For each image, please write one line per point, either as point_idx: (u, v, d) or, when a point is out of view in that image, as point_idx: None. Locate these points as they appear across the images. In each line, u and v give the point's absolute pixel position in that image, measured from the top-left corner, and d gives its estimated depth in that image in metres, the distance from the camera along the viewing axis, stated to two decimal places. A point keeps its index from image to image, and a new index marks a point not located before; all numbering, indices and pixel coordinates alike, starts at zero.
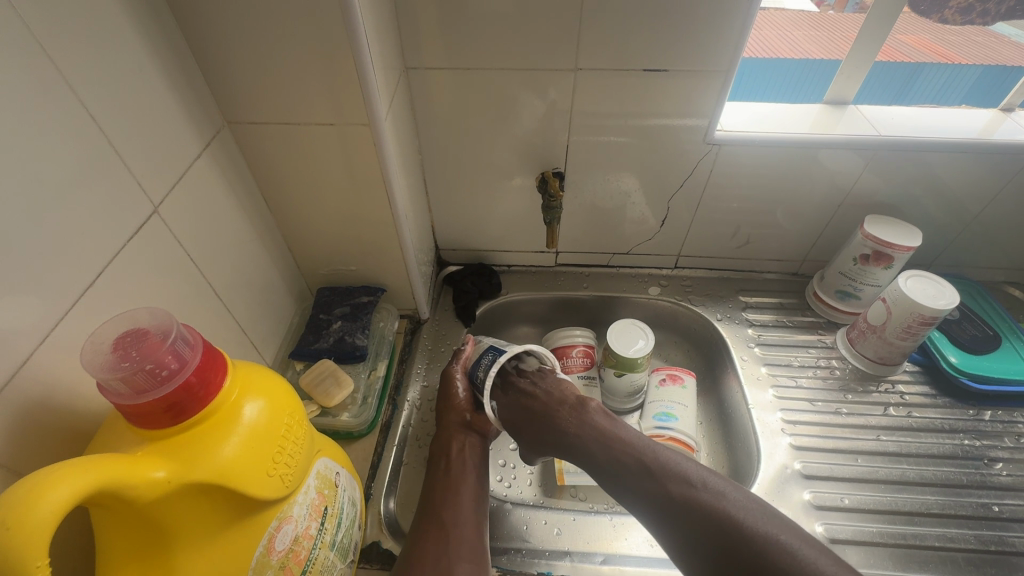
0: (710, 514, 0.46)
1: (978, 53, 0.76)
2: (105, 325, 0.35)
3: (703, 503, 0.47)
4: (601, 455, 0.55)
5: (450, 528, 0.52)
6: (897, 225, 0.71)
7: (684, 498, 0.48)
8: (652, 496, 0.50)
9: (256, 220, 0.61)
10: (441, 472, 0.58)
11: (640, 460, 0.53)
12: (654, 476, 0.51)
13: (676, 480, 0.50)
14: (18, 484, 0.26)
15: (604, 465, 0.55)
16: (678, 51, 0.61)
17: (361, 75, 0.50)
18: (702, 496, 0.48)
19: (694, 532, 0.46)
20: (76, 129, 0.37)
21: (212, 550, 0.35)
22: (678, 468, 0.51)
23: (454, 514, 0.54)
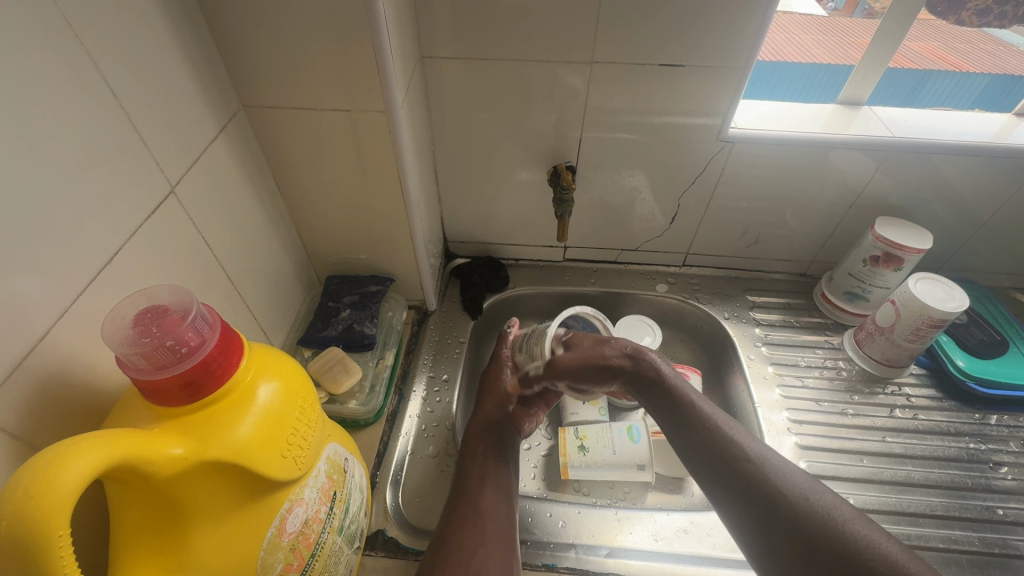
0: (793, 499, 0.43)
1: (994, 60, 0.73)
2: (124, 301, 0.35)
3: (762, 475, 0.46)
4: (678, 409, 0.53)
5: (487, 519, 0.53)
6: (909, 227, 0.70)
7: (766, 479, 0.45)
8: (728, 466, 0.48)
9: (268, 206, 0.61)
10: (478, 460, 0.59)
11: (719, 429, 0.50)
12: (733, 446, 0.49)
13: (758, 461, 0.47)
14: (41, 455, 0.26)
15: (676, 416, 0.53)
16: (695, 46, 0.61)
17: (379, 62, 0.50)
18: (787, 481, 0.45)
19: (770, 514, 0.44)
20: (97, 106, 0.37)
21: (226, 529, 0.35)
22: (759, 449, 0.48)
23: (492, 506, 0.55)
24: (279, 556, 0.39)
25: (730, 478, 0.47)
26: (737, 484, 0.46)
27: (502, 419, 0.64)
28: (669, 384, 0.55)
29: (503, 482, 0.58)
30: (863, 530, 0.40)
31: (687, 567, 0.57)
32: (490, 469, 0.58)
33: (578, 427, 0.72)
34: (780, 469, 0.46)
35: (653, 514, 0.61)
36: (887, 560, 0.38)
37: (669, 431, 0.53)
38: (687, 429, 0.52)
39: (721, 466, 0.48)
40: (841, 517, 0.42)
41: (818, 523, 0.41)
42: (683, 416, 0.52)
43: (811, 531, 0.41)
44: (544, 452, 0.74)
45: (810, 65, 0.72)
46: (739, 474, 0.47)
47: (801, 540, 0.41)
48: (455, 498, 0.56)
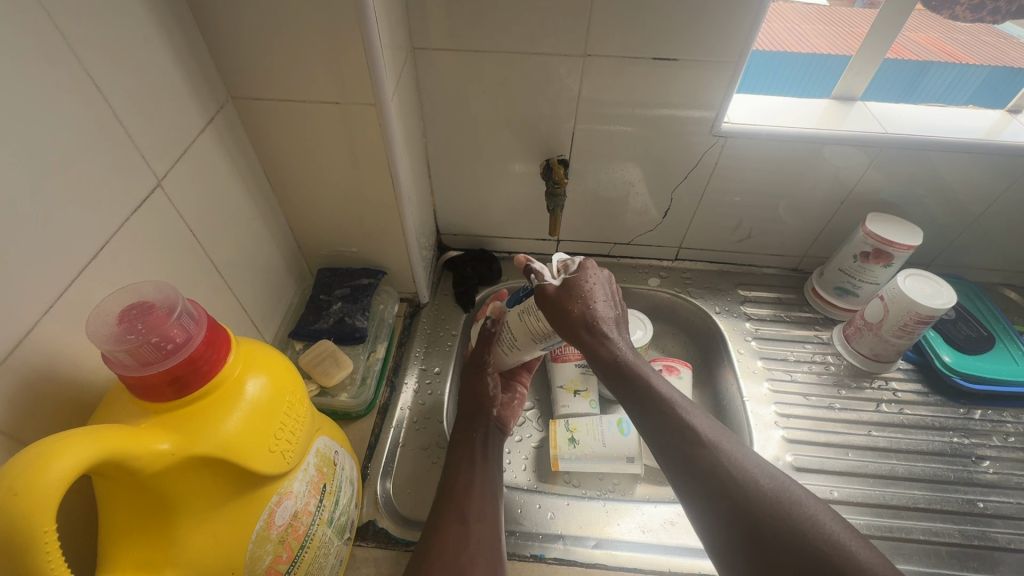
0: (744, 486, 0.44)
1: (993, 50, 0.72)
2: (110, 297, 0.35)
3: (714, 461, 0.46)
4: (640, 393, 0.52)
5: (472, 522, 0.53)
6: (899, 223, 0.71)
7: (719, 468, 0.45)
8: (684, 452, 0.47)
9: (258, 198, 0.61)
10: (464, 463, 0.59)
11: (677, 413, 0.50)
12: (690, 432, 0.48)
13: (712, 445, 0.47)
14: (25, 451, 0.26)
15: (642, 407, 0.52)
16: (688, 40, 0.61)
17: (369, 54, 0.49)
18: (740, 466, 0.45)
19: (722, 502, 0.44)
20: (81, 98, 0.37)
21: (215, 521, 0.35)
22: (714, 433, 0.48)
23: (476, 509, 0.55)
24: (268, 548, 0.39)
25: (686, 466, 0.47)
26: (693, 471, 0.46)
27: (486, 423, 0.64)
28: (637, 373, 0.53)
29: (488, 486, 0.58)
30: (810, 513, 0.41)
31: (673, 558, 0.58)
32: (475, 474, 0.58)
33: (568, 420, 0.72)
34: (733, 454, 0.46)
35: (641, 506, 0.62)
36: (832, 541, 0.39)
37: (638, 420, 0.52)
38: (649, 413, 0.51)
39: (679, 453, 0.48)
40: (790, 501, 0.42)
41: (768, 511, 0.42)
42: (646, 400, 0.52)
43: (764, 523, 0.41)
44: (535, 444, 0.75)
45: (808, 55, 0.70)
46: (694, 460, 0.46)
47: (753, 529, 0.42)
48: (440, 501, 0.56)
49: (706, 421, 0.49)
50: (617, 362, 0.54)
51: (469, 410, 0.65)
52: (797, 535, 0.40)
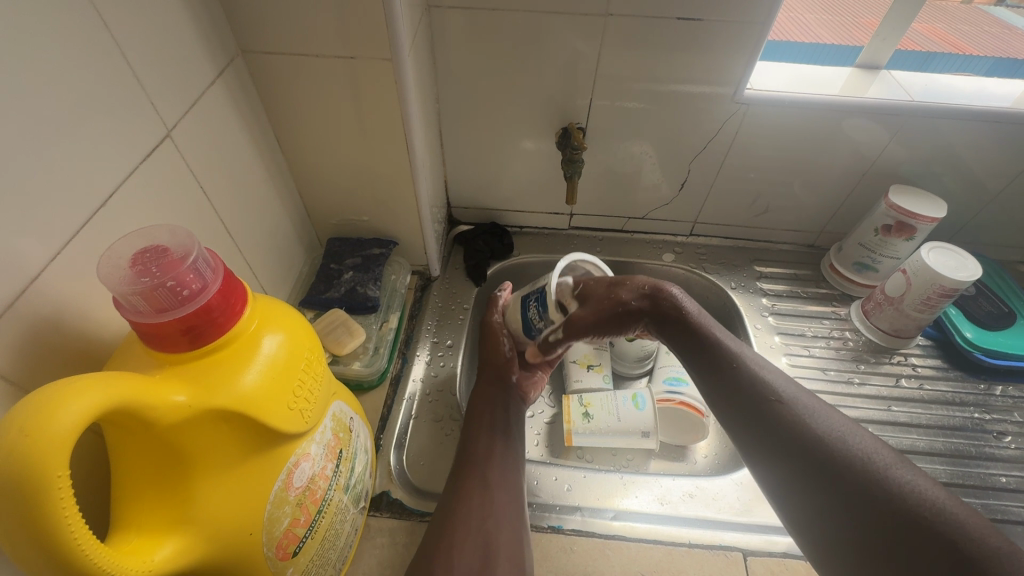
0: (824, 439, 0.44)
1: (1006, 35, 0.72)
2: (121, 241, 0.33)
3: (796, 417, 0.46)
4: (705, 353, 0.53)
5: (494, 489, 0.53)
6: (923, 195, 0.69)
7: (799, 422, 0.46)
8: (756, 405, 0.48)
9: (268, 160, 0.59)
10: (484, 429, 0.58)
11: (749, 370, 0.51)
12: (766, 387, 0.49)
13: (791, 402, 0.48)
14: (37, 394, 0.25)
15: (706, 363, 0.53)
16: (715, 0, 0.58)
17: (386, 4, 0.47)
18: (820, 420, 0.46)
19: (800, 454, 0.44)
20: (86, 34, 0.35)
21: (232, 480, 0.34)
22: (794, 391, 0.48)
23: (499, 476, 0.54)
24: (286, 510, 0.38)
25: (761, 419, 0.48)
26: (768, 424, 0.47)
27: (507, 390, 0.63)
28: (700, 327, 0.54)
29: (510, 454, 0.57)
30: (896, 471, 0.41)
31: (693, 530, 0.57)
32: (497, 441, 0.58)
33: (583, 394, 0.71)
34: (812, 410, 0.47)
35: (659, 479, 0.61)
36: (924, 494, 0.38)
37: (699, 374, 0.53)
38: (715, 369, 0.52)
39: (754, 408, 0.49)
40: (874, 459, 0.42)
41: (850, 459, 0.42)
42: (711, 358, 0.53)
43: (850, 477, 0.41)
44: (548, 419, 0.74)
45: (814, 43, 0.71)
46: (773, 414, 0.47)
47: (838, 482, 0.42)
48: (461, 468, 0.55)
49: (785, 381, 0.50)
50: (681, 318, 0.55)
51: (490, 377, 0.64)
52: (878, 483, 0.40)
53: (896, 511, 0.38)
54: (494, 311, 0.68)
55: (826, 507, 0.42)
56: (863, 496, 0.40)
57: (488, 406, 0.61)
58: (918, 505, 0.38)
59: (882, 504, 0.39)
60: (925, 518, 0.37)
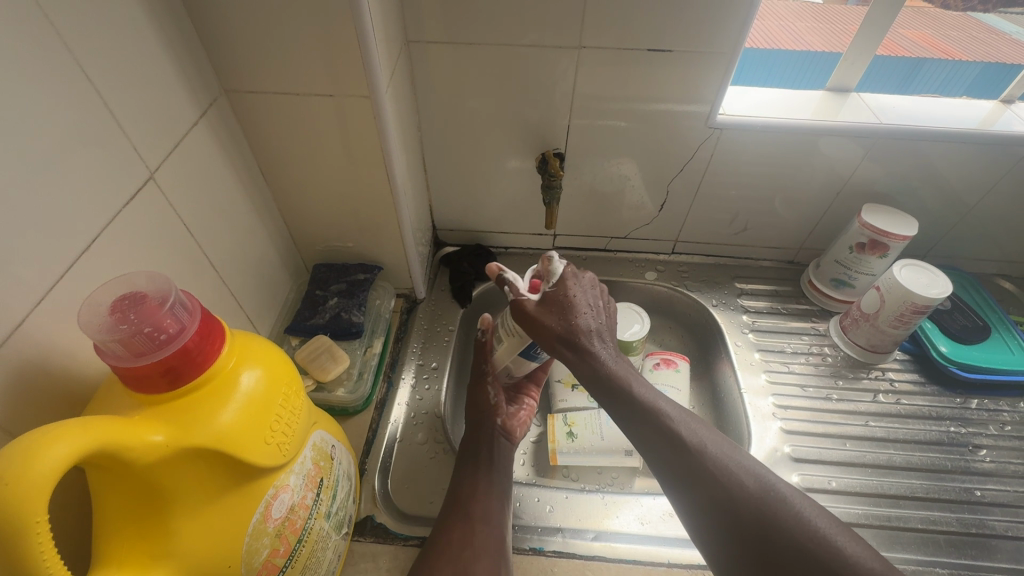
0: (732, 487, 0.45)
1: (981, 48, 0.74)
2: (102, 287, 0.34)
3: (705, 463, 0.47)
4: (629, 404, 0.52)
5: (477, 521, 0.54)
6: (893, 214, 0.71)
7: (711, 472, 0.46)
8: (669, 454, 0.48)
9: (252, 193, 0.60)
10: (469, 468, 0.59)
11: (664, 420, 0.50)
12: (678, 435, 0.49)
13: (702, 450, 0.48)
14: (17, 442, 0.26)
15: (626, 414, 0.52)
16: (682, 32, 0.61)
17: (362, 46, 0.49)
18: (727, 466, 0.46)
19: (714, 502, 0.45)
20: (71, 89, 0.37)
21: (210, 515, 0.35)
22: (703, 438, 0.49)
23: (481, 509, 0.55)
24: (265, 541, 0.39)
25: (675, 469, 0.48)
26: (681, 474, 0.47)
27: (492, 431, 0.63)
28: (621, 382, 0.53)
29: (495, 488, 0.58)
30: (797, 509, 0.43)
31: (672, 550, 0.58)
32: (480, 481, 0.58)
33: (567, 414, 0.72)
34: (720, 455, 0.47)
35: (640, 498, 0.62)
36: (818, 537, 0.41)
37: (623, 425, 0.53)
38: (636, 421, 0.51)
39: (671, 457, 0.48)
40: (777, 500, 0.44)
41: (755, 507, 0.44)
42: (633, 410, 0.51)
43: (754, 523, 0.43)
44: (533, 439, 0.75)
45: (804, 53, 0.72)
46: (686, 464, 0.47)
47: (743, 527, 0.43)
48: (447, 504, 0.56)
49: (696, 428, 0.50)
50: (606, 376, 0.53)
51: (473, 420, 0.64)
52: (780, 528, 0.42)
53: (797, 556, 0.41)
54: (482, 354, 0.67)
55: (735, 552, 0.44)
56: (768, 543, 0.42)
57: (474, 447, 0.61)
58: (817, 547, 0.41)
59: (783, 552, 0.41)
60: (819, 561, 0.40)
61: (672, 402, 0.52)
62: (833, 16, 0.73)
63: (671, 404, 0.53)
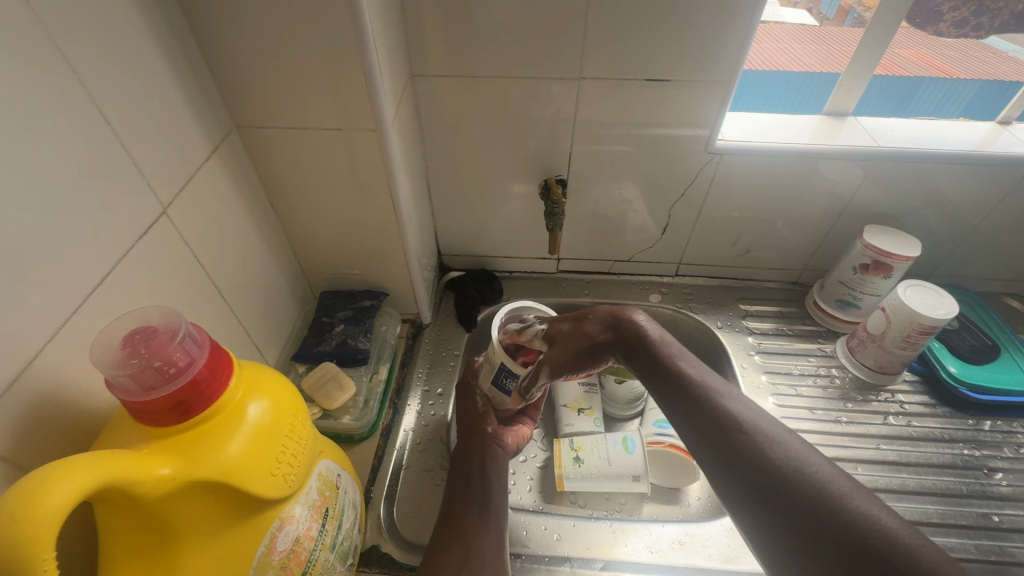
0: (783, 466, 0.41)
1: (983, 65, 0.73)
2: (113, 323, 0.35)
3: (756, 442, 0.43)
4: (674, 384, 0.51)
5: (472, 535, 0.52)
6: (895, 235, 0.71)
7: (755, 444, 0.43)
8: (717, 431, 0.46)
9: (261, 223, 0.62)
10: (461, 483, 0.59)
11: (715, 399, 0.48)
12: (726, 414, 0.46)
13: (753, 429, 0.44)
14: (26, 479, 0.26)
15: (671, 392, 0.51)
16: (679, 62, 0.62)
17: (368, 82, 0.51)
18: (778, 448, 0.42)
19: (765, 485, 0.41)
20: (88, 129, 0.38)
21: (215, 548, 0.35)
22: (757, 420, 0.45)
23: (475, 522, 0.54)
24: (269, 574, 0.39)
25: (722, 445, 0.44)
26: (728, 449, 0.44)
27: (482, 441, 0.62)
28: (664, 359, 0.53)
29: (485, 502, 0.56)
30: (857, 502, 0.37)
31: None
32: (473, 490, 0.57)
33: (573, 439, 0.72)
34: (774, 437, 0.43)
35: (648, 526, 0.61)
36: (885, 532, 0.35)
37: (667, 408, 0.51)
38: (681, 398, 0.50)
39: (718, 434, 0.45)
40: (832, 486, 0.38)
41: (810, 492, 0.38)
42: (679, 388, 0.50)
43: (810, 510, 0.38)
44: (540, 464, 0.74)
45: (801, 73, 0.72)
46: (731, 441, 0.44)
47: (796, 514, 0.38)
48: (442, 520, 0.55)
49: (764, 416, 0.46)
50: (648, 351, 0.55)
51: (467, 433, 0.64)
52: (838, 516, 0.36)
53: (875, 560, 0.34)
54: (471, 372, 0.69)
55: (788, 542, 0.38)
56: (825, 535, 0.36)
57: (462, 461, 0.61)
58: (876, 538, 0.34)
59: (843, 543, 0.35)
60: (884, 555, 0.34)
61: (725, 385, 0.50)
62: (829, 34, 0.73)
63: (725, 386, 0.50)
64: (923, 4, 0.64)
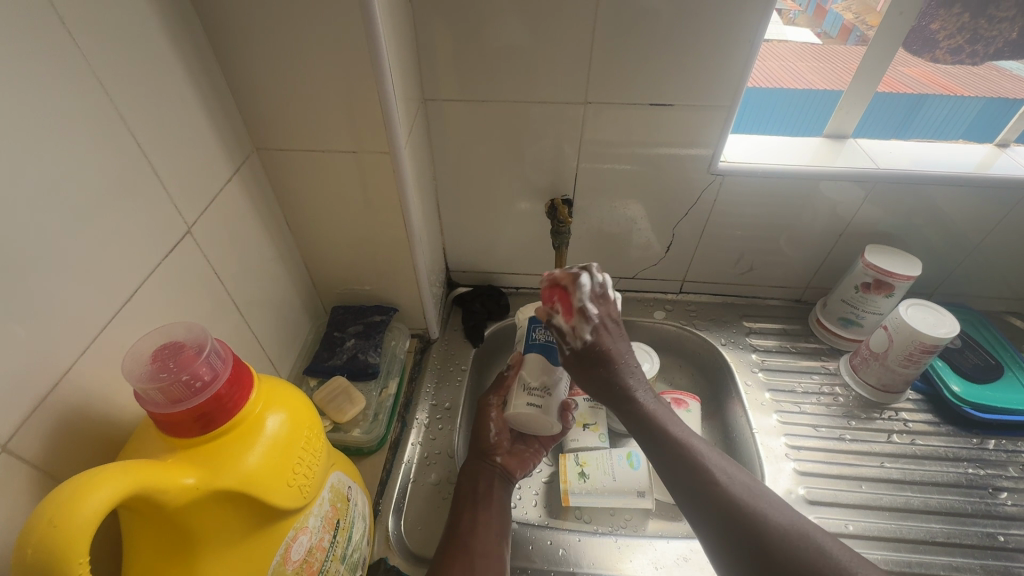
0: (755, 517, 0.45)
1: (986, 83, 0.73)
2: (143, 338, 0.37)
3: (728, 493, 0.47)
4: (656, 436, 0.52)
5: (478, 558, 0.54)
6: (897, 254, 0.73)
7: (727, 494, 0.47)
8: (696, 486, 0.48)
9: (277, 240, 0.64)
10: (468, 505, 0.60)
11: (693, 452, 0.50)
12: (704, 468, 0.49)
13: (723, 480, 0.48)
14: (63, 486, 0.28)
15: (655, 445, 0.52)
16: (682, 86, 0.65)
17: (383, 107, 0.53)
18: (749, 497, 0.46)
19: (738, 533, 0.44)
20: (122, 153, 0.40)
21: (233, 556, 0.36)
22: (725, 469, 0.49)
23: (482, 546, 0.56)
24: None
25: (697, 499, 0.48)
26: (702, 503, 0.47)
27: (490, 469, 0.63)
28: (656, 418, 0.53)
29: (494, 525, 0.58)
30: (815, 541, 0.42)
31: None
32: (479, 516, 0.59)
33: (578, 454, 0.72)
34: (746, 492, 0.47)
35: (653, 542, 0.62)
36: (833, 562, 0.41)
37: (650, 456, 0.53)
38: (663, 452, 0.51)
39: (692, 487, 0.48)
40: (797, 528, 0.43)
41: (778, 538, 0.43)
42: (661, 442, 0.52)
43: (777, 552, 0.42)
44: (545, 479, 0.75)
45: (803, 90, 0.73)
46: (705, 494, 0.47)
47: (765, 559, 0.43)
48: (447, 541, 0.56)
49: (734, 470, 0.49)
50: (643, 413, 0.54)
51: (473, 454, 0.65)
52: (803, 558, 0.41)
53: None
54: (495, 394, 0.67)
55: None
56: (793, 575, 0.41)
57: (471, 482, 0.62)
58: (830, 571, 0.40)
59: None
60: None
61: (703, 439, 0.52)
62: (833, 52, 0.73)
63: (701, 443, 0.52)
64: (919, 32, 0.66)
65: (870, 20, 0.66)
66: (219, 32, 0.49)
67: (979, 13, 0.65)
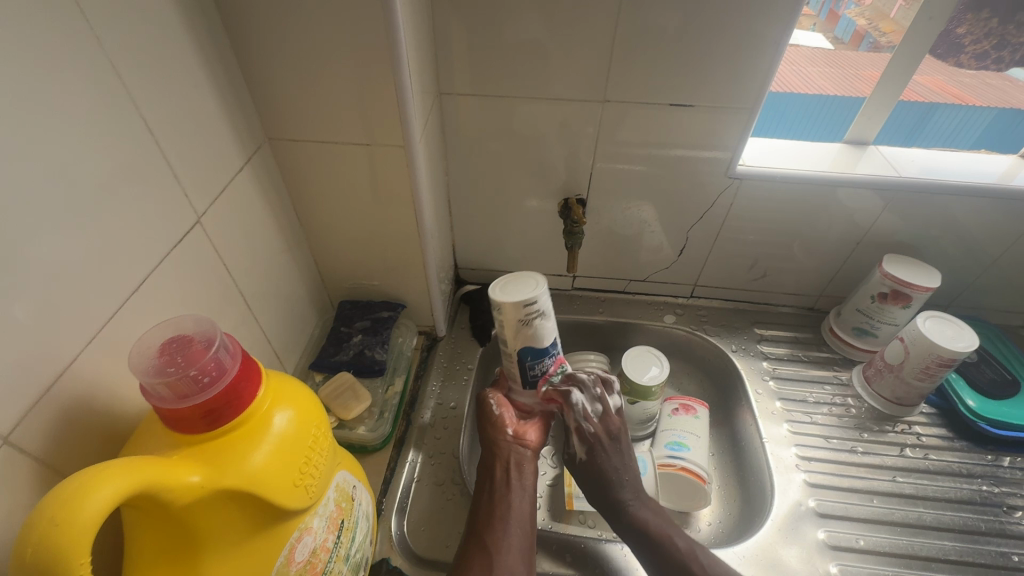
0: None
1: (997, 93, 0.71)
2: (150, 331, 0.36)
3: (689, 559, 0.55)
4: (624, 511, 0.59)
5: (495, 553, 0.52)
6: (916, 265, 0.71)
7: (688, 565, 0.54)
8: (661, 560, 0.55)
9: (287, 232, 0.63)
10: (489, 490, 0.59)
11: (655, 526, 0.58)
12: (666, 541, 0.56)
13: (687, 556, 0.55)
14: (68, 481, 0.27)
15: (616, 511, 0.59)
16: (703, 87, 0.63)
17: (399, 100, 0.52)
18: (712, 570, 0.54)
19: None
20: (134, 140, 0.40)
21: (236, 555, 0.36)
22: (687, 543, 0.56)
23: (500, 538, 0.54)
24: None
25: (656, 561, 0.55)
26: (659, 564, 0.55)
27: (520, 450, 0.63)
28: (613, 483, 0.61)
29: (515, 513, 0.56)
30: None
31: None
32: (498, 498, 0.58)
33: None
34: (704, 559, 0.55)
35: None
36: None
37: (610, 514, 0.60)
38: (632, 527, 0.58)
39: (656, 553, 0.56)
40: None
41: None
42: (628, 518, 0.59)
43: None
44: (550, 482, 0.73)
45: (816, 95, 0.71)
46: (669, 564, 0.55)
47: None
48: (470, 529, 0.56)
49: (691, 541, 0.57)
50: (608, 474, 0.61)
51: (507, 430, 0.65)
52: None
53: None
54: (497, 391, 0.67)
55: None
56: None
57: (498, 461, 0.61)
58: None
59: None
60: None
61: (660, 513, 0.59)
62: (843, 57, 0.72)
63: (661, 517, 0.59)
64: (946, 36, 0.64)
65: (883, 26, 0.66)
66: (235, 20, 0.48)
67: (1007, 19, 0.64)
